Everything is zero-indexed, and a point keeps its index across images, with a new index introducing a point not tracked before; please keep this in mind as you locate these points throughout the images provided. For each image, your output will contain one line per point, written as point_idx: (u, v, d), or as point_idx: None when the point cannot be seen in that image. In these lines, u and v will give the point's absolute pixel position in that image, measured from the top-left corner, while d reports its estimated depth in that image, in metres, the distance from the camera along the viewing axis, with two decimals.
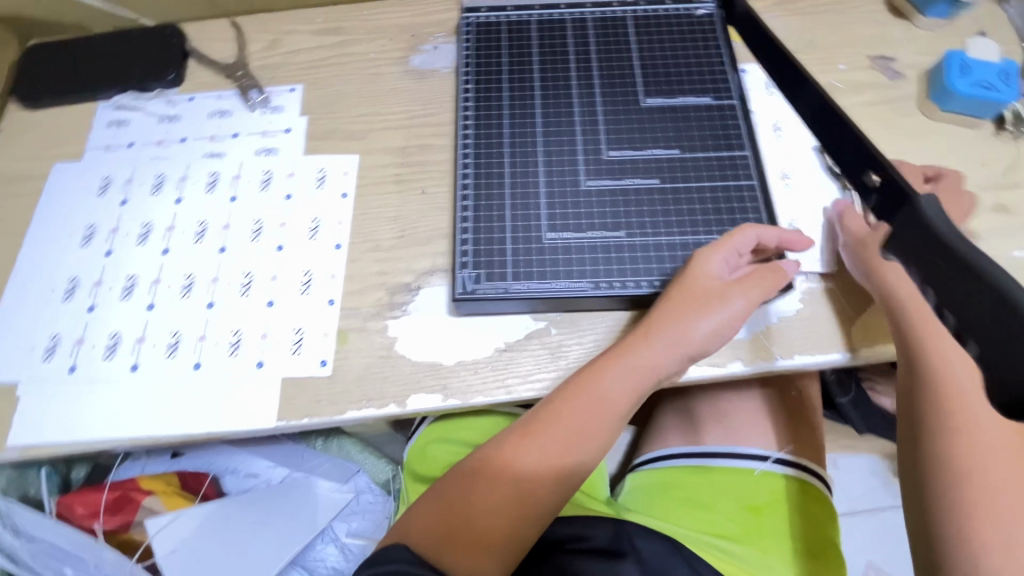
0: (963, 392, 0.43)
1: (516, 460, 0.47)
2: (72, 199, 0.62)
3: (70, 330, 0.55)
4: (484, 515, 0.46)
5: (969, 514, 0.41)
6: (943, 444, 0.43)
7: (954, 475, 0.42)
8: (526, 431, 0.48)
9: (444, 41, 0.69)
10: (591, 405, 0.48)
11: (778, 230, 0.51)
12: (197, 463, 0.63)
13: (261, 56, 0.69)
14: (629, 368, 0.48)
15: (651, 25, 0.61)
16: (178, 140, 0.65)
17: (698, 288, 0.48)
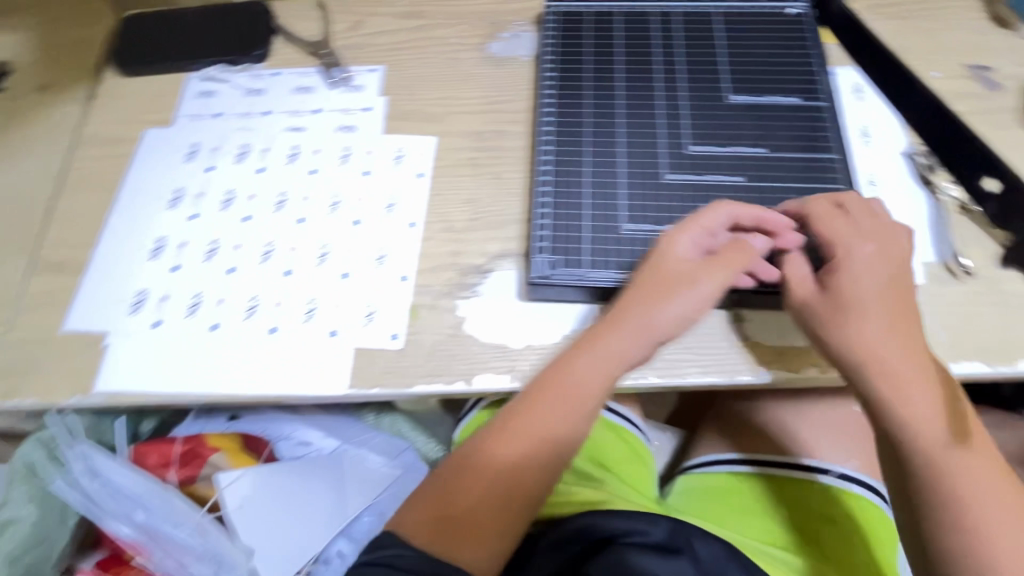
0: (929, 411, 0.44)
1: (495, 452, 0.48)
2: (162, 163, 0.64)
3: (156, 287, 0.58)
4: (471, 509, 0.47)
5: (966, 532, 0.42)
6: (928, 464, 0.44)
7: (943, 495, 0.43)
8: (501, 426, 0.48)
9: (524, 29, 0.69)
10: (563, 400, 0.48)
11: (755, 209, 0.50)
12: (252, 428, 0.67)
13: (344, 36, 0.71)
14: (598, 359, 0.48)
15: (739, 22, 0.60)
16: (262, 113, 0.66)
17: (661, 276, 0.48)
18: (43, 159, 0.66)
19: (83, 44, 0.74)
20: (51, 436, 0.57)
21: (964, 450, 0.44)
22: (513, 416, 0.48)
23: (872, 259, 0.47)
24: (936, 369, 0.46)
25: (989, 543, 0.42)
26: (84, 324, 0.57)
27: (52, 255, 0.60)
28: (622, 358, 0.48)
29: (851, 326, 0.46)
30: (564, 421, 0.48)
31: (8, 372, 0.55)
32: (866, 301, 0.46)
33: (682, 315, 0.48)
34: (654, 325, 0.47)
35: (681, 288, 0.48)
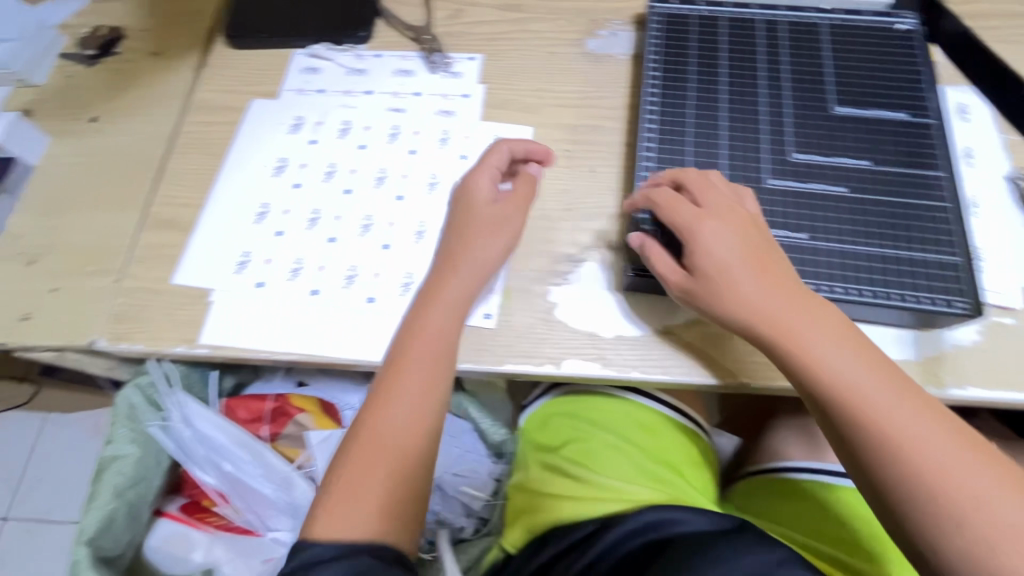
0: (846, 377, 0.44)
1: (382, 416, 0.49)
2: (268, 133, 0.67)
3: (259, 250, 0.60)
4: (389, 470, 0.47)
5: (934, 493, 0.40)
6: (870, 435, 0.42)
7: (896, 460, 0.41)
8: (383, 384, 0.50)
9: (622, 28, 0.70)
10: (433, 345, 0.51)
11: (525, 142, 0.60)
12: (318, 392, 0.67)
13: (444, 23, 0.73)
14: (444, 306, 0.53)
15: (847, 35, 0.61)
16: (364, 92, 0.69)
17: (477, 233, 0.55)
18: (156, 121, 0.70)
19: (193, 15, 0.78)
20: (150, 382, 0.59)
21: (892, 403, 0.43)
22: (397, 373, 0.50)
23: (719, 225, 0.49)
24: (820, 322, 0.46)
25: (960, 498, 0.40)
26: (191, 279, 0.60)
27: (162, 211, 0.64)
28: (466, 295, 0.54)
29: (726, 309, 0.48)
30: (442, 361, 0.51)
31: (119, 318, 0.58)
32: (719, 274, 0.48)
33: (497, 246, 0.55)
34: (485, 262, 0.55)
35: (489, 229, 0.56)
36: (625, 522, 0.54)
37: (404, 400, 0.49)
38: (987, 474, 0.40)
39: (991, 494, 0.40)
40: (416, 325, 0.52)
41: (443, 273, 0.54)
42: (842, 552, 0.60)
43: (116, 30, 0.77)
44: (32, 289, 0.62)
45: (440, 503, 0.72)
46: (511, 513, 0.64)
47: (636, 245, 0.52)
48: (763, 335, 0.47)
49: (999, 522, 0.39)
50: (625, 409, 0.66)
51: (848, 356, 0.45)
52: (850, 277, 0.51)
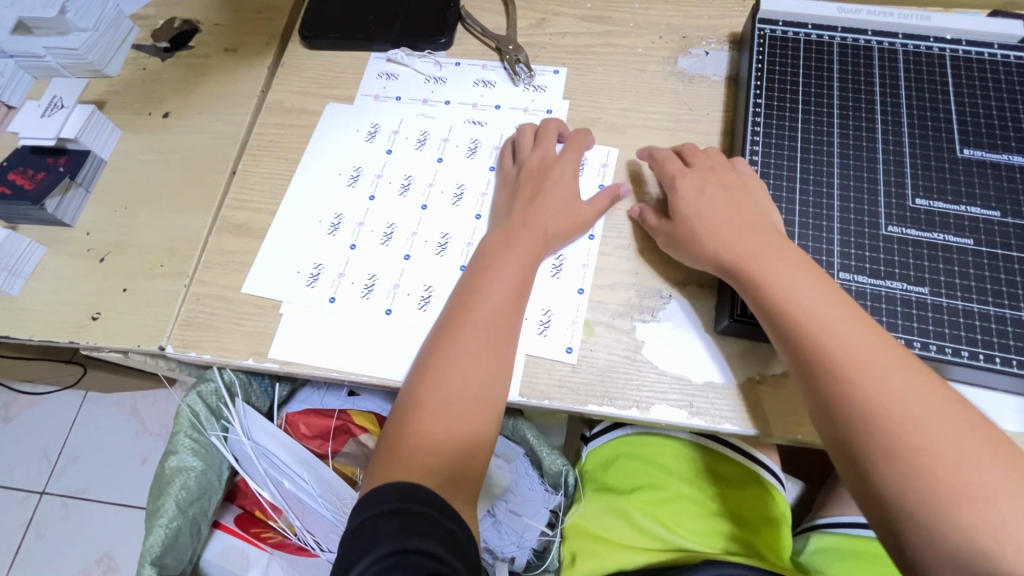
0: (839, 339, 0.42)
1: (430, 377, 0.48)
2: (344, 140, 0.65)
3: (333, 263, 0.59)
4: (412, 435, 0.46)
5: (916, 461, 0.37)
6: (858, 397, 0.40)
7: (880, 424, 0.39)
8: (427, 352, 0.50)
9: (716, 48, 0.67)
10: (477, 321, 0.50)
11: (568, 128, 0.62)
12: (369, 407, 0.66)
13: (527, 33, 0.70)
14: (491, 271, 0.52)
15: (973, 69, 0.56)
16: (442, 102, 0.67)
17: (541, 212, 0.55)
18: (229, 122, 0.69)
19: (268, 12, 0.76)
20: (212, 390, 0.58)
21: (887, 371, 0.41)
22: (439, 340, 0.50)
23: (734, 198, 0.50)
24: (826, 291, 0.45)
25: (944, 472, 0.36)
26: (263, 288, 0.58)
27: (234, 216, 0.63)
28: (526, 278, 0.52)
29: (701, 255, 0.50)
30: (496, 343, 0.49)
31: (188, 325, 0.57)
32: (768, 257, 0.47)
33: (551, 222, 0.55)
34: (546, 242, 0.54)
35: (554, 214, 0.55)
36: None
37: (441, 373, 0.48)
38: (984, 459, 0.37)
39: (979, 476, 0.36)
40: (461, 300, 0.51)
41: (505, 245, 0.53)
42: None
43: (189, 22, 0.76)
44: (100, 288, 0.61)
45: (491, 530, 0.70)
46: (568, 553, 0.62)
47: (635, 213, 0.56)
48: (759, 290, 0.46)
49: (981, 501, 0.35)
50: (682, 452, 0.64)
51: (846, 318, 0.43)
52: (978, 339, 0.46)
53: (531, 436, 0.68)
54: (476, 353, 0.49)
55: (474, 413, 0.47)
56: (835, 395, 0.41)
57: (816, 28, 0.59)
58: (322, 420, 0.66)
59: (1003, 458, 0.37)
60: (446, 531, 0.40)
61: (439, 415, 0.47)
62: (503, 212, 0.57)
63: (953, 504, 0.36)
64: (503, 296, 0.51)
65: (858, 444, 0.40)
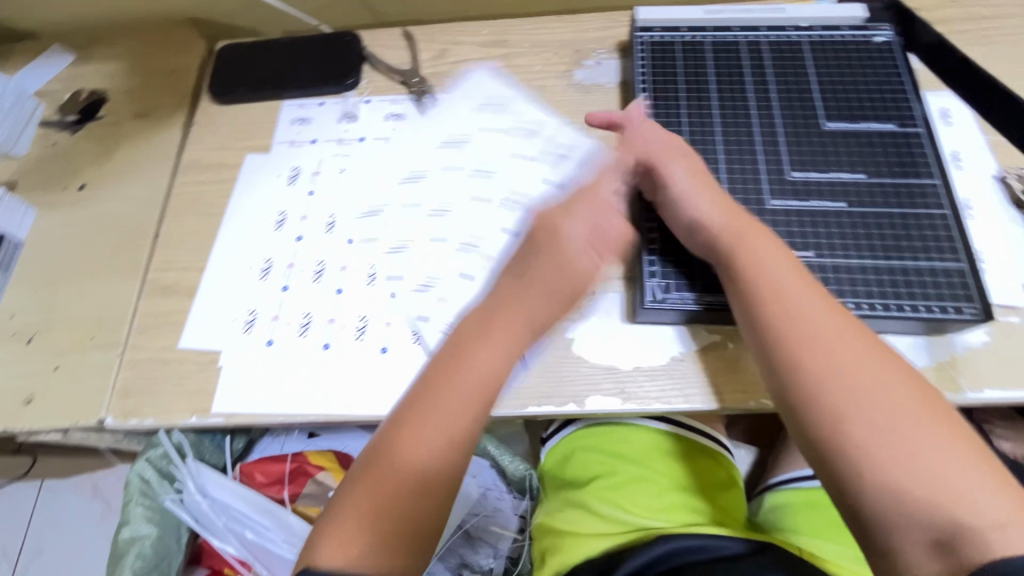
0: (801, 312, 0.45)
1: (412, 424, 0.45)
2: (267, 187, 0.67)
3: (266, 307, 0.60)
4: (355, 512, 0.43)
5: (874, 423, 0.41)
6: (812, 376, 0.43)
7: (840, 389, 0.42)
8: (403, 409, 0.46)
9: (607, 57, 0.72)
10: (461, 375, 0.47)
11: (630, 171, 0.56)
12: (330, 445, 0.68)
13: (430, 64, 0.74)
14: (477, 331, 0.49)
15: (828, 52, 0.63)
16: (357, 140, 0.69)
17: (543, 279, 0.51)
18: (147, 186, 0.69)
19: (175, 73, 0.77)
20: (161, 454, 0.59)
21: (846, 353, 0.43)
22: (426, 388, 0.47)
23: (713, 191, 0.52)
24: (794, 281, 0.47)
25: (896, 435, 0.40)
26: (200, 342, 0.59)
27: (162, 277, 0.63)
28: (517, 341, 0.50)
29: (704, 207, 0.51)
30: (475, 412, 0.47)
31: (126, 393, 0.57)
32: (736, 241, 0.49)
33: (543, 308, 0.51)
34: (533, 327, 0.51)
35: (552, 294, 0.51)
36: (638, 556, 0.54)
37: (409, 437, 0.45)
38: (927, 422, 0.41)
39: (926, 438, 0.40)
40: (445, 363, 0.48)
41: (500, 304, 0.51)
42: None
43: (95, 93, 0.77)
44: (29, 369, 0.60)
45: (466, 546, 0.71)
46: (539, 553, 0.64)
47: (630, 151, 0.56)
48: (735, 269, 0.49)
49: (926, 457, 0.39)
50: (632, 434, 0.68)
51: (811, 297, 0.46)
52: (860, 291, 0.51)
53: (492, 446, 0.74)
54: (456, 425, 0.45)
55: (441, 492, 0.44)
56: (791, 376, 0.44)
57: (689, 30, 0.65)
58: (277, 465, 0.65)
59: (943, 416, 0.41)
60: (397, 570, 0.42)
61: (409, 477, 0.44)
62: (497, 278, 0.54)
63: (900, 463, 0.40)
64: (491, 362, 0.48)
65: (807, 420, 0.43)
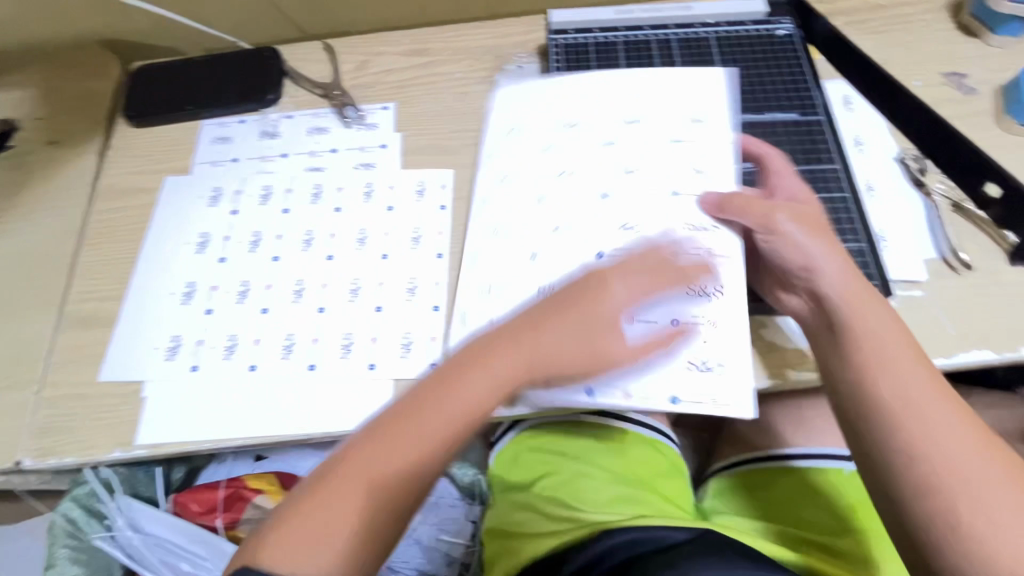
0: (886, 357, 0.46)
1: (405, 427, 0.45)
2: (188, 208, 0.66)
3: (190, 332, 0.58)
4: (348, 508, 0.43)
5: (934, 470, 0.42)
6: (908, 431, 0.43)
7: (909, 433, 0.43)
8: (401, 402, 0.46)
9: (528, 61, 0.72)
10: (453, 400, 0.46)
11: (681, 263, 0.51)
12: (274, 467, 0.65)
13: (352, 76, 0.73)
14: (485, 369, 0.47)
15: (734, 46, 0.65)
16: (279, 155, 0.68)
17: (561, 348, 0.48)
18: (63, 216, 0.67)
19: (90, 98, 0.75)
20: (88, 492, 0.57)
21: (946, 418, 0.43)
22: (428, 396, 0.46)
23: (830, 248, 0.50)
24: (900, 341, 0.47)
25: (955, 481, 0.42)
26: (120, 373, 0.57)
27: (80, 309, 0.61)
28: (527, 355, 0.47)
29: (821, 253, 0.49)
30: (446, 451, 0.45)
31: (44, 431, 0.55)
32: (851, 306, 0.47)
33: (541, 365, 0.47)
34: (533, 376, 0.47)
35: (560, 350, 0.48)
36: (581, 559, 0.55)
37: (412, 431, 0.45)
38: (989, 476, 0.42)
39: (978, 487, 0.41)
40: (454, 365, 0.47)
41: (520, 335, 0.48)
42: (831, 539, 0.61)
43: (5, 122, 0.74)
44: None
45: (421, 556, 0.72)
46: (491, 558, 0.66)
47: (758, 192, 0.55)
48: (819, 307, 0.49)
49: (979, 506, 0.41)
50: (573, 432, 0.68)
51: (898, 346, 0.46)
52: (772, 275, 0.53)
53: None
54: (461, 421, 0.45)
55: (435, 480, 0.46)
56: (878, 406, 0.45)
57: (601, 31, 0.67)
58: (211, 492, 0.64)
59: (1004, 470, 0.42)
60: None
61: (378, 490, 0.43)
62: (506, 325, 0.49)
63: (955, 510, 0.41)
64: (501, 372, 0.47)
65: (883, 452, 0.44)
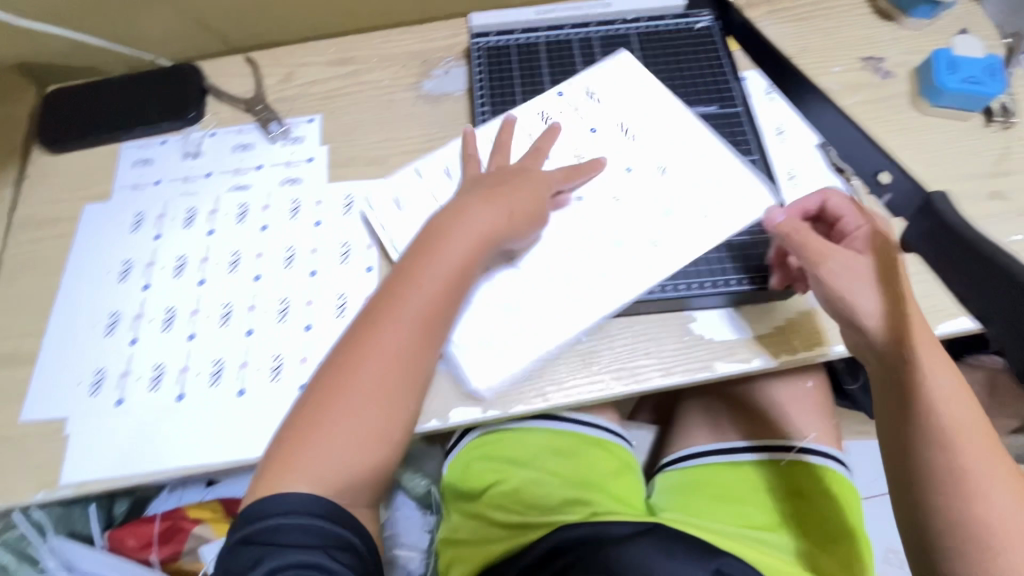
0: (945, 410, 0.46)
1: (399, 302, 0.48)
2: (109, 236, 0.64)
3: (114, 364, 0.57)
4: (365, 388, 0.46)
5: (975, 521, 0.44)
6: (956, 485, 0.45)
7: (954, 482, 0.45)
8: (369, 311, 0.49)
9: (455, 65, 0.72)
10: (434, 265, 0.50)
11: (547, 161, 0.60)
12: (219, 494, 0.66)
13: (277, 89, 0.72)
14: (458, 237, 0.51)
15: (654, 40, 0.67)
16: (203, 176, 0.67)
17: (511, 207, 0.53)
18: None
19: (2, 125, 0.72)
20: (18, 536, 0.57)
21: (992, 470, 0.45)
22: (412, 271, 0.50)
23: (890, 290, 0.48)
24: (956, 397, 0.47)
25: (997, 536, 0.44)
26: (42, 411, 0.55)
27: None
28: (490, 216, 0.52)
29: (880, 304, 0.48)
30: (432, 319, 0.49)
31: None
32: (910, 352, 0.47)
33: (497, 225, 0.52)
34: (500, 236, 0.52)
35: (518, 211, 0.53)
36: None
37: (395, 319, 0.48)
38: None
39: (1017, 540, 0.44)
40: (408, 263, 0.51)
41: (478, 204, 0.53)
42: (764, 532, 0.62)
43: None
44: None
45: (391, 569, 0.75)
46: (445, 567, 0.67)
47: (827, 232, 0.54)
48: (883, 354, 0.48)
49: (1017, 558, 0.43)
50: (521, 436, 0.69)
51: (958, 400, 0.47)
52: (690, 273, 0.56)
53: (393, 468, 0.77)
54: (445, 281, 0.49)
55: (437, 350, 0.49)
56: (933, 468, 0.46)
57: (523, 33, 0.68)
58: (150, 526, 0.64)
59: None
60: (344, 541, 0.43)
61: (389, 371, 0.46)
62: (459, 198, 0.54)
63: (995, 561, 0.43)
64: (467, 233, 0.51)
65: (926, 499, 0.46)
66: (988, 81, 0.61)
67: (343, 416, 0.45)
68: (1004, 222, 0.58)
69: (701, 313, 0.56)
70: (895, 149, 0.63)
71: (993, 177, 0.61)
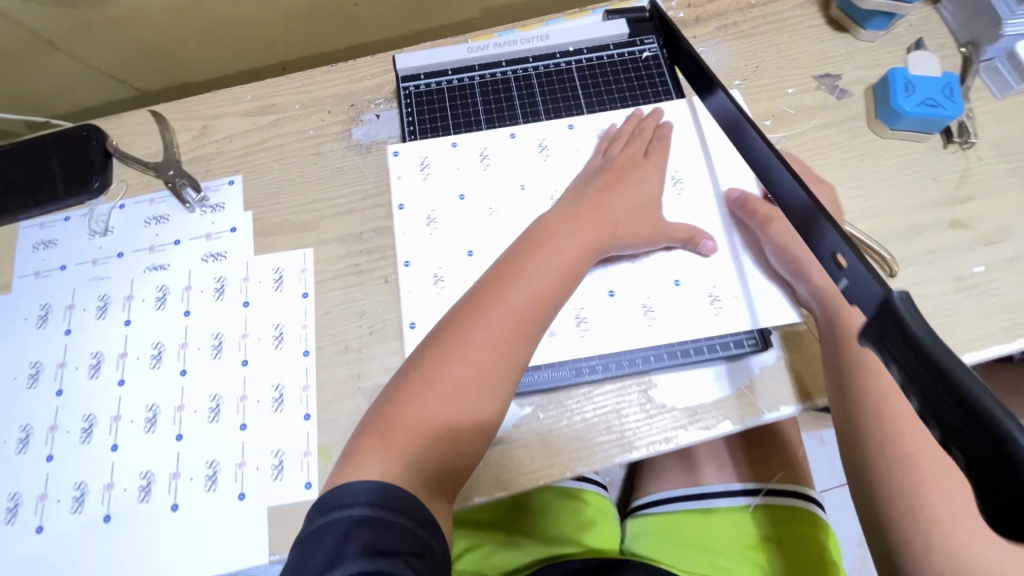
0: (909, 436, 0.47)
1: (506, 293, 0.47)
2: (12, 336, 0.57)
3: (31, 487, 0.52)
4: (457, 369, 0.44)
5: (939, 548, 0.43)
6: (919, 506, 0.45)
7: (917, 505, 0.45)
8: (472, 293, 0.48)
9: (386, 108, 0.65)
10: (547, 254, 0.49)
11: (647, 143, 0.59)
12: None
13: (190, 147, 0.65)
14: (571, 233, 0.51)
15: (595, 71, 0.64)
16: (114, 256, 0.60)
17: (614, 201, 0.54)
18: None
19: None
20: None
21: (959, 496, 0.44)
22: (522, 262, 0.49)
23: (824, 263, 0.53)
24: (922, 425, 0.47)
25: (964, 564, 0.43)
26: None
27: None
28: (603, 215, 0.53)
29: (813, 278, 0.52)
30: (538, 318, 0.47)
31: None
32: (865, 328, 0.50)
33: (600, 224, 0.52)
34: (612, 235, 0.52)
35: (624, 209, 0.54)
36: None
37: (501, 300, 0.47)
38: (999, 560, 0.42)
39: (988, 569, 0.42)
40: (517, 252, 0.50)
41: (584, 208, 0.53)
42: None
43: None
44: None
45: None
46: None
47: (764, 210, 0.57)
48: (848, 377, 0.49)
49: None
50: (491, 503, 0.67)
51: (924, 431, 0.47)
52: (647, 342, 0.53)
53: None
54: (553, 277, 0.49)
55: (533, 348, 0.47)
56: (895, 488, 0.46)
57: (455, 73, 0.65)
58: None
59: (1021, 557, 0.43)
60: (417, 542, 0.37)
61: (487, 361, 0.45)
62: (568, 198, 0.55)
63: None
64: (580, 231, 0.51)
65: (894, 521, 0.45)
66: (946, 103, 0.58)
67: (429, 397, 0.43)
68: (967, 251, 0.56)
69: (662, 378, 0.53)
70: (856, 177, 0.60)
71: (955, 203, 0.58)
